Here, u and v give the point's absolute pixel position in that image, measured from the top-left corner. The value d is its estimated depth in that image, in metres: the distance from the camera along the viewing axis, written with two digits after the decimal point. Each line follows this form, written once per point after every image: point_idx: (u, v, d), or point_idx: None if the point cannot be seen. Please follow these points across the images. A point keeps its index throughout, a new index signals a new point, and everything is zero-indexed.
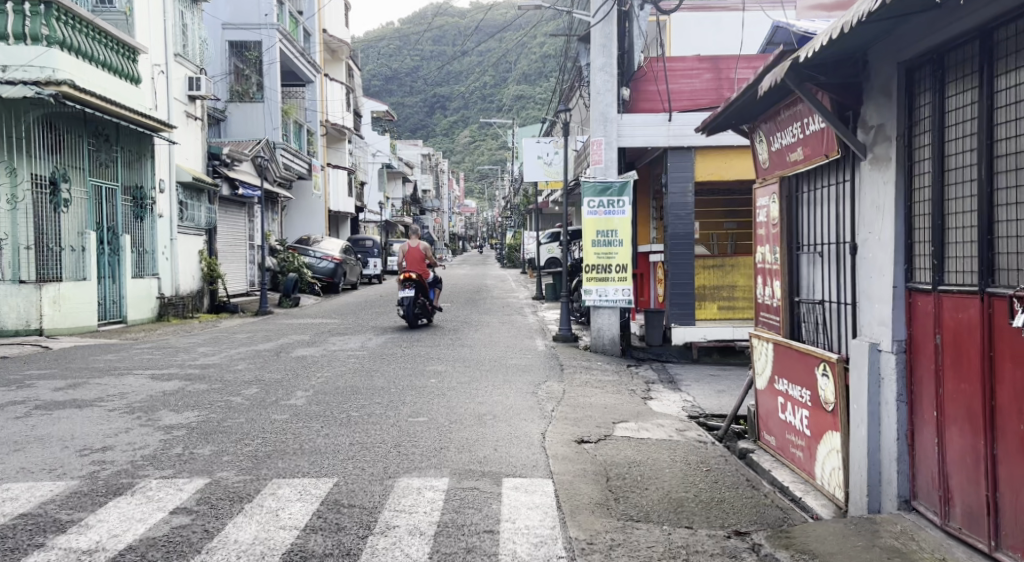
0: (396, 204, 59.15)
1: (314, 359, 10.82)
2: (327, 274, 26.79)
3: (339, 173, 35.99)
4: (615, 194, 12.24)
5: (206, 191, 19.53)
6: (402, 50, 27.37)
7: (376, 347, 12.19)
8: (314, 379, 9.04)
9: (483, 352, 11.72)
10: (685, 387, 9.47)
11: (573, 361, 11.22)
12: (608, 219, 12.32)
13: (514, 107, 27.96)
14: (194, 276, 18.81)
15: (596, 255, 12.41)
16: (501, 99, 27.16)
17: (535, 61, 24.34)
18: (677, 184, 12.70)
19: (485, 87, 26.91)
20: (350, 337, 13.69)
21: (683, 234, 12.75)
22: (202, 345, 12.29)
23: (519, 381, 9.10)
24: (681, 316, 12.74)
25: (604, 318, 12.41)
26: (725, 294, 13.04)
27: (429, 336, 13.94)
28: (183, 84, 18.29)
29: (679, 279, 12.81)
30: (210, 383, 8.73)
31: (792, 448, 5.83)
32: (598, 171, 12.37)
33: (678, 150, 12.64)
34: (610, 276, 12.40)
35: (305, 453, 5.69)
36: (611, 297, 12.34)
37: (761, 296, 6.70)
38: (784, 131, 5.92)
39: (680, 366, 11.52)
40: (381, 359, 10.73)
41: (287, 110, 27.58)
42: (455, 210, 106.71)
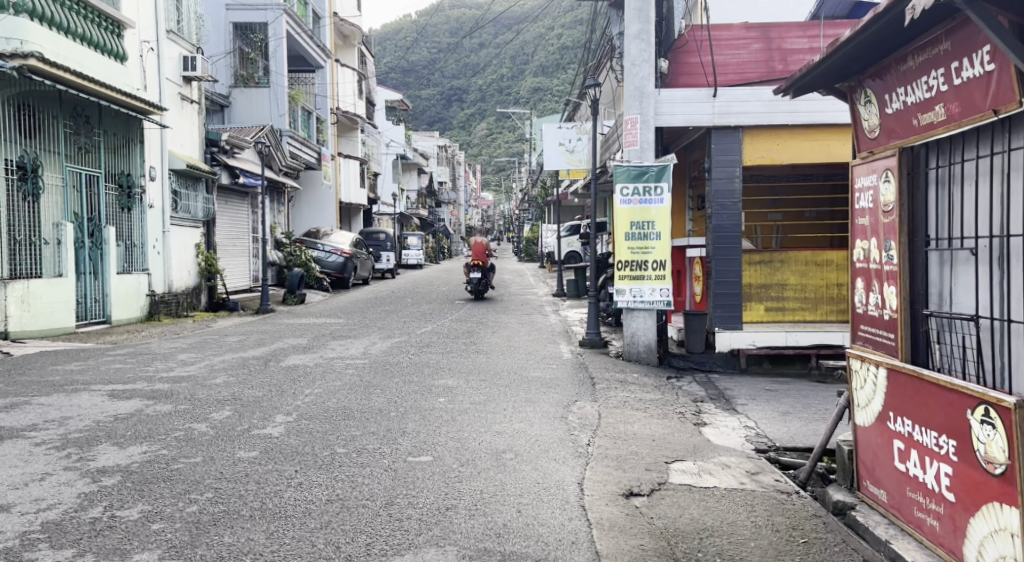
0: (411, 196, 57.78)
1: (308, 370, 9.38)
2: (336, 269, 25.47)
3: (351, 163, 34.60)
4: (652, 180, 10.74)
5: (202, 180, 18.13)
6: (416, 39, 26.12)
7: (381, 354, 10.77)
8: (301, 397, 7.61)
9: (502, 360, 10.29)
10: (741, 408, 8.01)
11: (605, 371, 9.77)
12: (643, 209, 10.82)
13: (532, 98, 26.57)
14: (191, 271, 17.50)
15: (630, 250, 10.92)
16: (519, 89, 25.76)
17: (554, 53, 22.96)
18: (723, 170, 11.24)
19: (502, 79, 25.80)
20: (352, 341, 12.27)
21: (729, 228, 11.25)
22: (184, 351, 10.89)
23: (545, 401, 7.63)
24: (727, 320, 11.29)
25: (638, 322, 10.95)
26: (775, 293, 12.21)
27: (441, 341, 12.49)
28: (177, 64, 16.84)
29: (723, 278, 11.33)
30: (177, 403, 7.31)
31: (914, 510, 4.32)
32: (632, 154, 10.89)
33: (723, 130, 11.24)
34: (647, 274, 10.91)
35: (268, 518, 4.26)
36: (647, 298, 10.89)
37: (861, 304, 5.16)
38: (903, 85, 4.41)
39: (728, 378, 10.05)
40: (384, 370, 9.30)
41: (296, 96, 26.31)
42: (471, 202, 105.42)
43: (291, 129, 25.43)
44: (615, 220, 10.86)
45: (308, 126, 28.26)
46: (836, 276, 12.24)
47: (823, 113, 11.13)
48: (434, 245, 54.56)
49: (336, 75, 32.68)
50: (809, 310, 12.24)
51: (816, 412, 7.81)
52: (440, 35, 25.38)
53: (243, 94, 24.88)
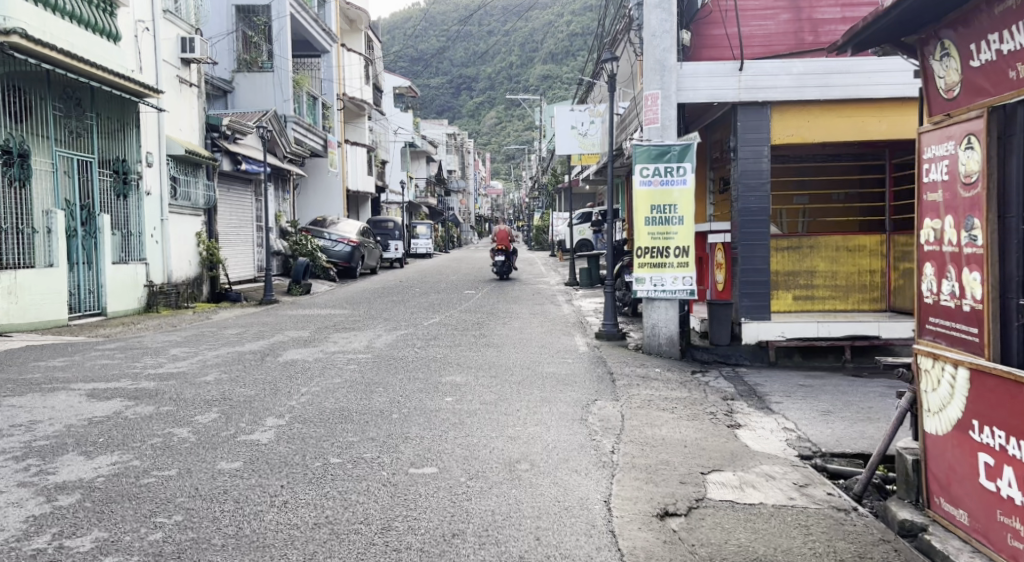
0: (420, 184, 57.04)
1: (307, 365, 8.74)
2: (343, 258, 24.85)
3: (358, 150, 33.93)
4: (674, 161, 10.03)
5: (203, 166, 17.49)
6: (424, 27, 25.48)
7: (385, 348, 10.12)
8: (296, 398, 6.97)
9: (515, 354, 9.64)
10: (777, 408, 7.33)
11: (625, 366, 9.12)
12: (665, 191, 10.13)
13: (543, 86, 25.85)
14: (192, 261, 16.90)
15: (651, 236, 10.23)
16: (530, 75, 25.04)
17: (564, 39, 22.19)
18: (750, 149, 10.58)
19: (511, 66, 25.17)
20: (356, 333, 11.61)
21: (756, 212, 10.57)
22: (178, 345, 10.25)
23: (562, 400, 6.98)
24: (754, 310, 10.58)
25: (659, 312, 10.28)
26: (802, 281, 11.76)
27: (450, 333, 11.84)
28: (174, 45, 16.17)
29: (749, 265, 10.63)
30: (161, 403, 6.67)
31: (1009, 537, 3.72)
32: (651, 133, 10.20)
33: (750, 106, 10.59)
34: (669, 261, 10.22)
35: (245, 551, 3.66)
36: (669, 287, 10.23)
37: (927, 292, 4.48)
38: (1004, 31, 3.85)
39: (758, 373, 9.39)
40: (388, 366, 8.65)
41: (300, 81, 25.67)
42: (481, 191, 104.54)
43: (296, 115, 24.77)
44: (635, 204, 10.18)
45: (314, 112, 27.59)
46: (867, 263, 11.74)
47: (856, 88, 10.43)
48: (444, 234, 53.90)
49: (342, 60, 32.00)
50: (839, 299, 11.79)
51: (859, 411, 7.15)
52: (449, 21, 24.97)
53: (246, 78, 24.14)
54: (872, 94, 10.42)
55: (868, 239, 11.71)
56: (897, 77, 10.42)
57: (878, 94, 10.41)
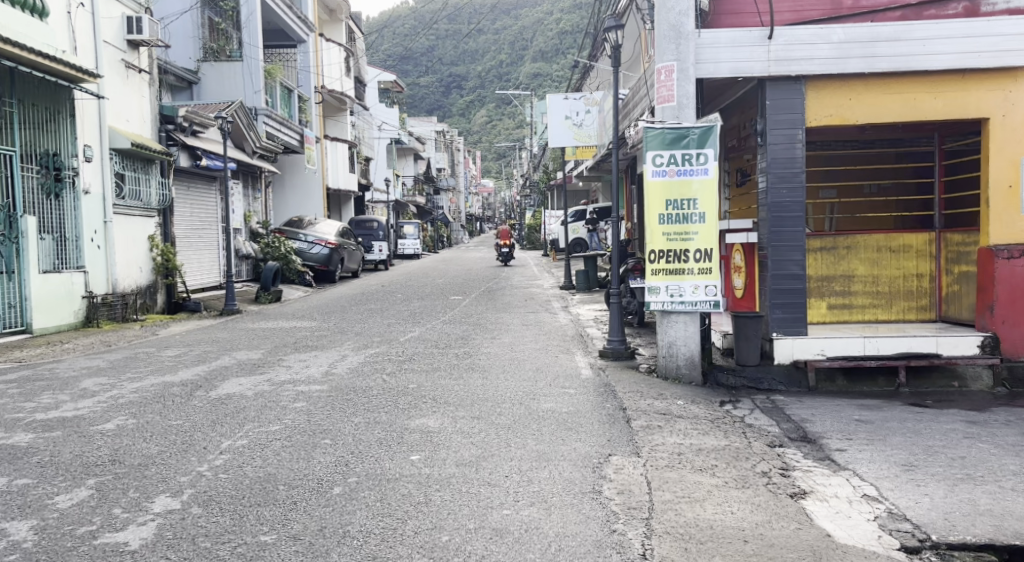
0: (408, 181, 55.15)
1: (244, 405, 6.95)
2: (320, 261, 23.13)
3: (338, 146, 32.04)
4: (693, 147, 8.42)
5: (157, 161, 15.66)
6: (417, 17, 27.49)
7: (347, 375, 8.38)
8: (211, 459, 5.22)
9: (503, 382, 7.93)
10: (843, 462, 5.64)
11: (639, 398, 7.42)
12: (683, 183, 8.47)
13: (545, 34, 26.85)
14: (144, 267, 15.13)
15: (666, 238, 8.53)
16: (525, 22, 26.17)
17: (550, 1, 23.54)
18: (780, 134, 8.98)
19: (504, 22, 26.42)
20: (318, 354, 9.85)
21: (787, 210, 9.00)
22: (95, 373, 8.44)
23: (565, 459, 5.26)
24: (788, 325, 8.98)
25: (677, 329, 8.60)
26: (838, 287, 10.19)
27: (428, 353, 10.10)
28: (119, 26, 14.37)
29: (781, 270, 9.03)
30: (19, 473, 4.86)
31: None
32: (667, 113, 8.61)
33: (780, 83, 8.96)
34: (688, 268, 8.51)
35: None
36: (688, 299, 8.53)
37: None
38: None
39: (801, 405, 7.70)
40: (346, 405, 6.88)
41: (272, 70, 23.90)
42: (471, 190, 102.53)
43: (268, 108, 23.18)
44: (647, 198, 8.52)
45: (288, 104, 25.89)
46: (914, 266, 10.11)
47: (907, 58, 8.77)
48: (433, 234, 52.11)
49: (320, 52, 30.23)
50: (881, 308, 10.18)
51: (953, 465, 5.44)
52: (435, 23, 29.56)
53: (213, 68, 22.57)
54: (925, 65, 8.76)
55: (914, 238, 10.09)
56: (956, 44, 8.75)
57: (931, 65, 8.76)
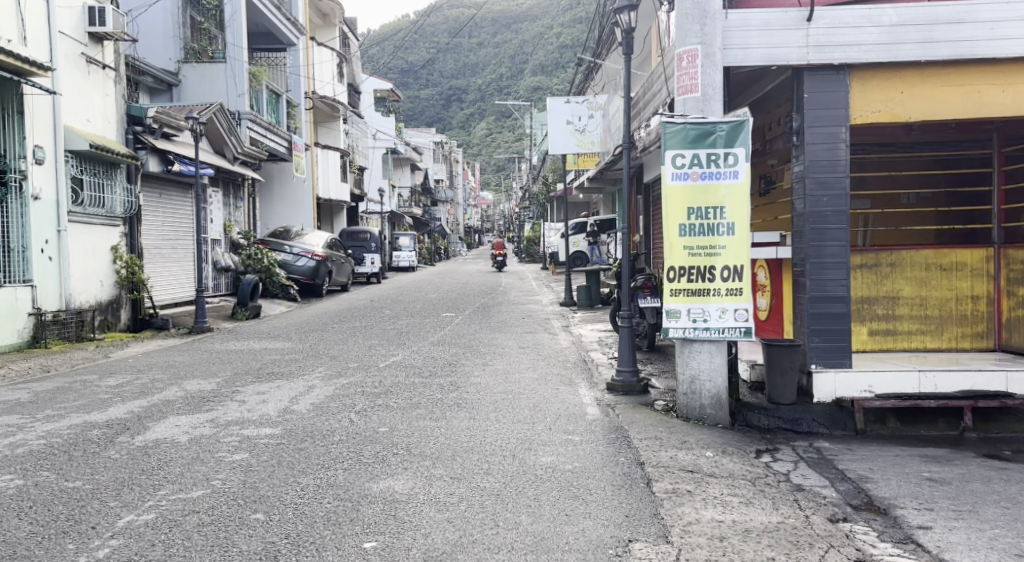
0: (403, 193, 53.96)
1: (171, 456, 5.60)
2: (306, 274, 21.80)
3: (330, 155, 30.81)
4: (720, 145, 7.17)
5: (122, 165, 14.35)
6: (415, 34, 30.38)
7: (309, 415, 7.04)
8: (96, 551, 3.90)
9: (493, 427, 6.60)
10: (934, 548, 4.32)
11: (659, 449, 6.09)
12: (708, 188, 7.19)
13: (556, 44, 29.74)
14: (105, 281, 13.81)
15: (688, 252, 7.21)
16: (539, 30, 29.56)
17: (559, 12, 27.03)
18: (819, 131, 7.70)
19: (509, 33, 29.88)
20: (280, 385, 8.51)
21: (826, 221, 7.73)
22: (8, 410, 7.09)
23: (572, 552, 3.95)
24: (828, 355, 7.71)
25: (701, 360, 7.28)
26: (881, 310, 8.87)
27: (409, 383, 8.77)
28: (78, 17, 13.09)
29: (821, 291, 7.73)
30: None
31: None
32: (689, 106, 7.35)
33: (819, 73, 7.69)
34: (715, 288, 7.20)
35: None
36: (714, 325, 7.22)
37: None
38: None
39: (853, 456, 6.40)
40: (296, 460, 5.56)
41: (259, 73, 22.63)
42: (470, 201, 101.43)
43: (252, 112, 21.96)
44: (665, 206, 7.23)
45: (275, 109, 24.71)
46: (968, 287, 8.82)
47: (970, 43, 7.51)
48: (429, 246, 50.87)
49: (312, 56, 29.12)
50: (929, 334, 8.86)
51: None
52: (439, 33, 32.11)
53: (194, 69, 21.26)
54: (992, 52, 7.50)
55: (968, 253, 8.81)
56: None
57: (1000, 52, 7.50)
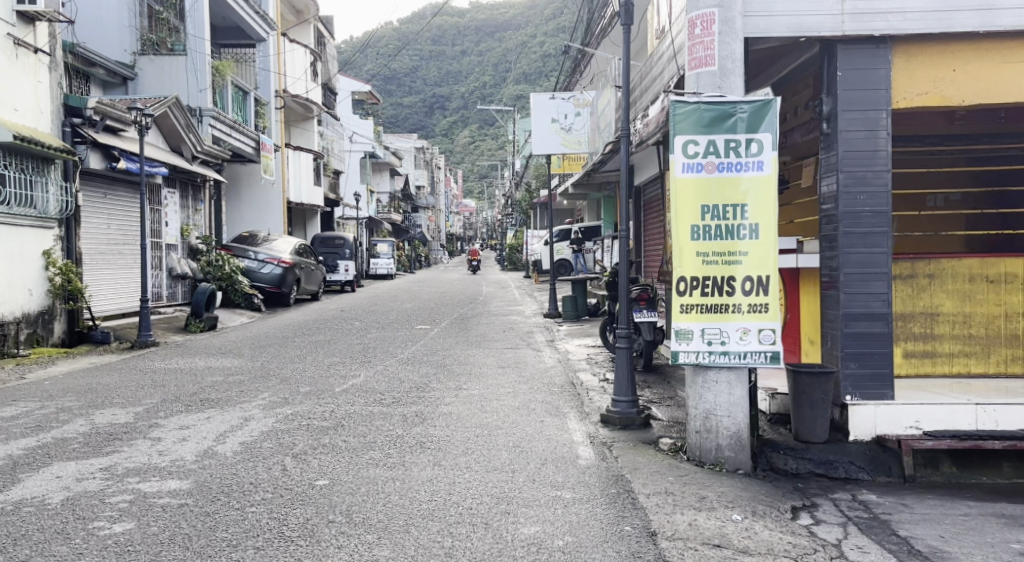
0: (382, 199, 52.60)
1: (28, 529, 4.21)
2: (271, 282, 20.33)
3: (303, 157, 29.43)
4: (740, 130, 5.89)
5: (57, 161, 12.90)
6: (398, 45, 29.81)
7: (234, 460, 5.67)
8: None
9: (461, 478, 5.26)
10: None
11: (673, 511, 4.79)
12: (727, 181, 5.90)
13: (545, 53, 29.09)
14: (36, 290, 12.34)
15: (701, 260, 5.92)
16: (538, 40, 29.23)
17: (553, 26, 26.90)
18: (856, 117, 6.43)
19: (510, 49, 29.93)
20: (210, 418, 7.11)
21: (865, 223, 6.46)
22: None
23: None
24: (866, 383, 6.44)
25: (719, 392, 5.98)
26: (918, 329, 7.59)
27: (365, 413, 7.40)
28: None
29: (857, 308, 6.46)
30: None
31: None
32: (703, 82, 6.05)
33: (856, 47, 6.42)
34: (734, 303, 5.91)
35: None
36: (733, 349, 5.91)
37: None
38: None
39: (913, 515, 5.11)
40: (195, 535, 4.19)
41: (222, 67, 21.22)
42: (453, 209, 100.07)
43: (215, 109, 20.58)
44: (674, 203, 5.95)
45: (242, 107, 23.30)
46: (1017, 301, 7.58)
47: None
48: (408, 253, 49.48)
49: (284, 53, 27.70)
50: (973, 357, 7.61)
51: None
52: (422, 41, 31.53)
53: (152, 62, 19.83)
54: None
55: (1019, 263, 7.56)
56: None
57: None
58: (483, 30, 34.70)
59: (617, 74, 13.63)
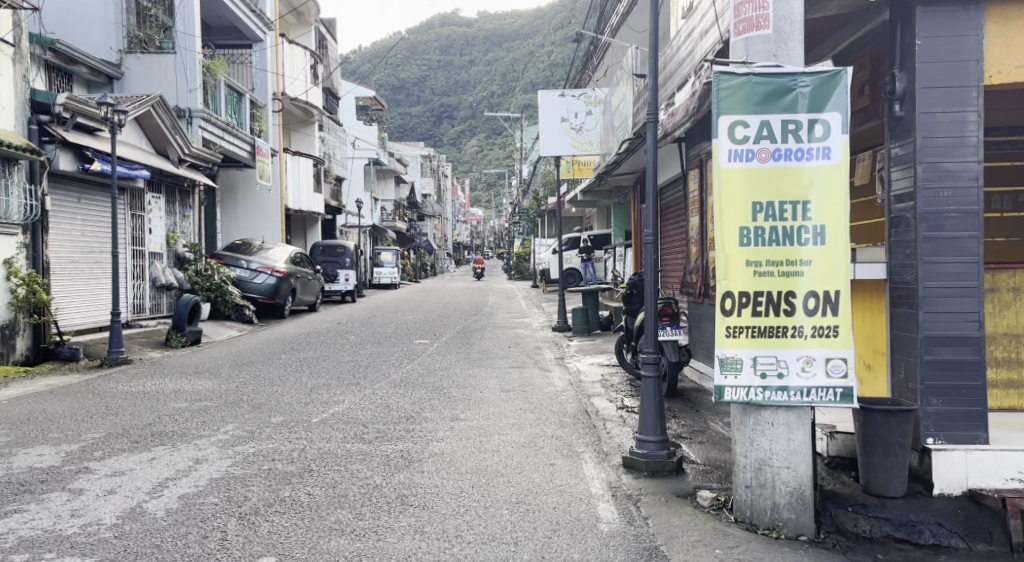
0: (387, 206, 51.52)
1: None
2: (264, 292, 19.22)
3: (303, 162, 28.33)
4: (802, 109, 4.71)
5: (22, 162, 11.78)
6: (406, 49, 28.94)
7: (162, 526, 4.47)
8: None
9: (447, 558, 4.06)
10: None
11: None
12: (785, 173, 4.72)
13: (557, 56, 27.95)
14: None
15: (754, 271, 4.72)
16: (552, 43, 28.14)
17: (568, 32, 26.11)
18: (938, 95, 5.24)
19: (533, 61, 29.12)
20: (151, 461, 5.89)
21: (951, 226, 5.23)
22: None
23: None
24: (952, 424, 5.21)
25: (774, 436, 4.77)
26: (1001, 353, 6.35)
27: (340, 454, 6.18)
28: None
29: (940, 331, 5.23)
30: None
31: None
32: (753, 49, 4.89)
33: (939, 9, 5.23)
34: (795, 325, 4.70)
35: None
36: (794, 384, 4.71)
37: None
38: None
39: None
40: None
41: (215, 66, 20.14)
42: (459, 217, 99.12)
43: (206, 110, 19.52)
44: (719, 201, 4.76)
45: (236, 108, 22.18)
46: None
47: None
48: (413, 261, 48.33)
49: (282, 53, 26.59)
50: None
51: None
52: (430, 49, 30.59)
53: (140, 61, 18.60)
54: None
55: None
56: None
57: None
58: (491, 41, 32.84)
59: (635, 66, 12.40)
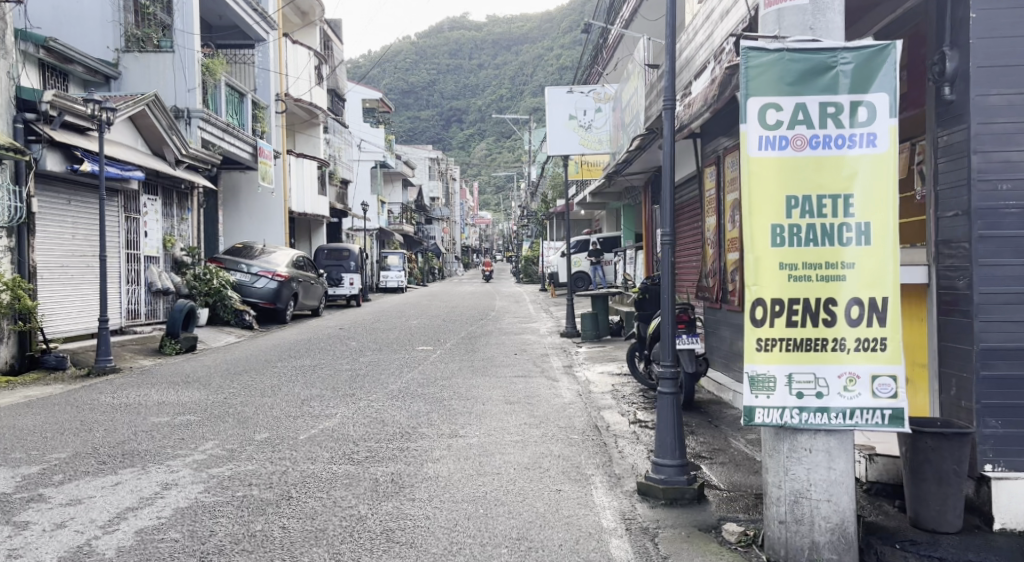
0: (394, 209, 51.03)
1: None
2: (264, 297, 18.73)
3: (307, 164, 27.84)
4: (843, 90, 4.10)
5: (8, 162, 11.25)
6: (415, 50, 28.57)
7: None
8: None
9: None
10: None
11: None
12: (824, 163, 4.11)
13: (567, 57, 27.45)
14: None
15: (788, 275, 4.12)
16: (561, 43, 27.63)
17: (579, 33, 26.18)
18: (995, 75, 4.63)
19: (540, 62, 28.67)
20: (115, 486, 5.33)
21: (1009, 225, 4.62)
22: None
23: None
24: (1012, 449, 4.59)
25: (812, 465, 4.16)
26: None
27: (324, 478, 5.60)
28: None
29: (998, 343, 4.61)
30: None
31: None
32: (785, 22, 4.29)
33: None
34: (836, 337, 4.10)
35: None
36: (835, 404, 4.10)
37: None
38: None
39: None
40: None
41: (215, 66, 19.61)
42: (467, 221, 98.64)
43: (205, 110, 19.00)
44: (747, 194, 4.16)
45: (237, 109, 21.67)
46: None
47: None
48: (420, 265, 47.82)
49: (285, 54, 26.10)
50: None
51: None
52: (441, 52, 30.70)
53: (138, 61, 18.15)
54: None
55: None
56: None
57: None
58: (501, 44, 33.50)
59: (648, 59, 11.79)
